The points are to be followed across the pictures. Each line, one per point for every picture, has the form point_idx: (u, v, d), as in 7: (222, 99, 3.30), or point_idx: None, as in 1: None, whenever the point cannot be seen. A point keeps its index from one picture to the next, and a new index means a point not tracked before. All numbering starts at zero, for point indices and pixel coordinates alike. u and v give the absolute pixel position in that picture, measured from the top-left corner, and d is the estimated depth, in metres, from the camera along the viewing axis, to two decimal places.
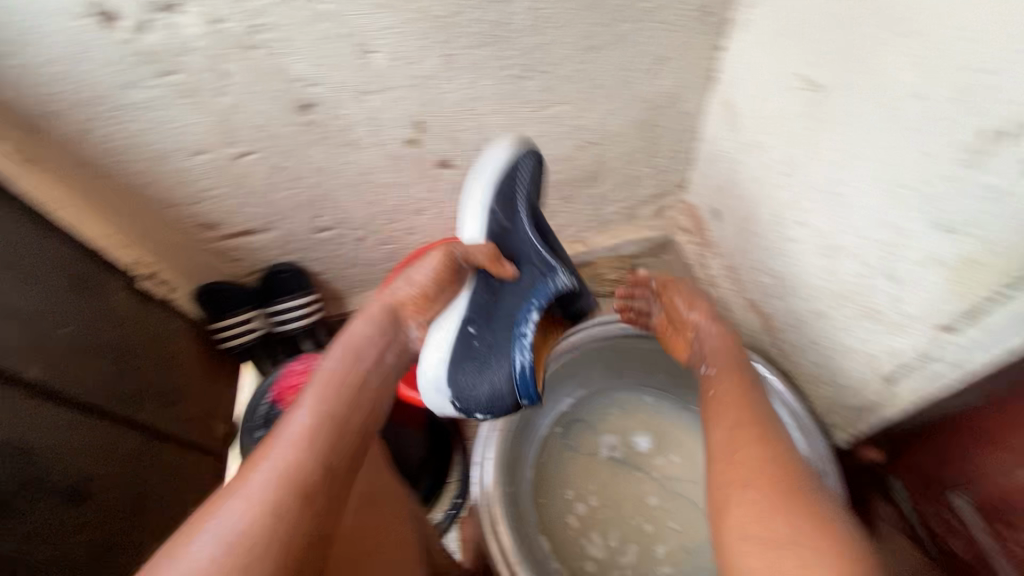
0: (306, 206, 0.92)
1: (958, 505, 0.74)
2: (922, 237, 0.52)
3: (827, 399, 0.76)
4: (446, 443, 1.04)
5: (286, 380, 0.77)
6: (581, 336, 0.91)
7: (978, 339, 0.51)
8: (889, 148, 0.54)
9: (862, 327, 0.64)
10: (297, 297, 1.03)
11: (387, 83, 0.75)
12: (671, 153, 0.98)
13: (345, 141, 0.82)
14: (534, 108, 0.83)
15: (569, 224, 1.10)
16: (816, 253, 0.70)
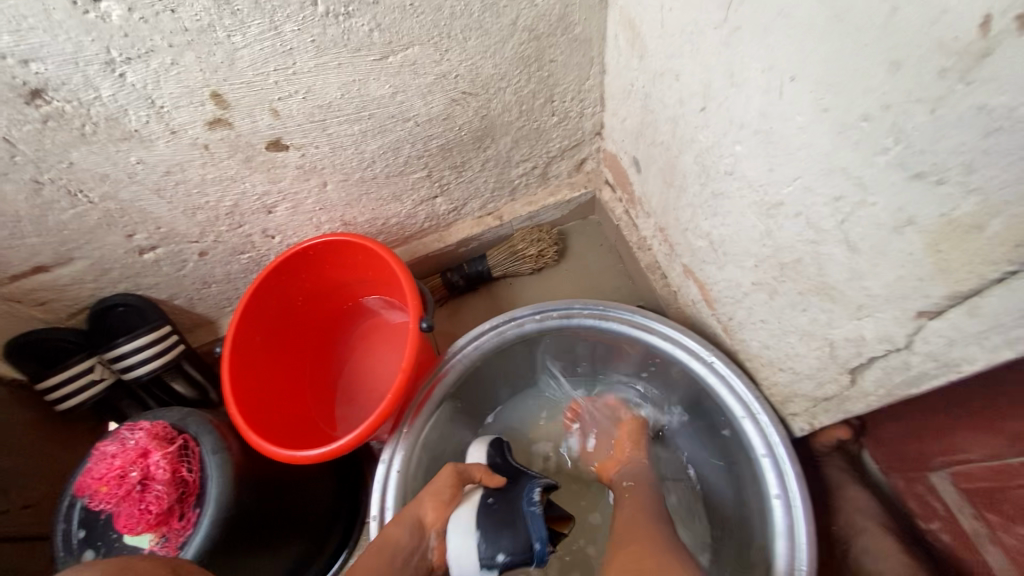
0: (109, 225, 0.70)
1: (940, 485, 0.62)
2: (890, 188, 0.36)
3: (783, 386, 0.62)
4: (356, 478, 0.88)
5: (93, 468, 0.59)
6: (485, 340, 0.76)
7: (962, 329, 0.36)
8: (835, 60, 0.36)
9: (817, 307, 0.49)
10: (142, 335, 0.82)
11: (142, 44, 0.52)
12: (576, 94, 0.79)
13: (122, 135, 0.60)
14: (375, 56, 0.62)
15: (470, 197, 0.90)
16: (753, 212, 0.53)
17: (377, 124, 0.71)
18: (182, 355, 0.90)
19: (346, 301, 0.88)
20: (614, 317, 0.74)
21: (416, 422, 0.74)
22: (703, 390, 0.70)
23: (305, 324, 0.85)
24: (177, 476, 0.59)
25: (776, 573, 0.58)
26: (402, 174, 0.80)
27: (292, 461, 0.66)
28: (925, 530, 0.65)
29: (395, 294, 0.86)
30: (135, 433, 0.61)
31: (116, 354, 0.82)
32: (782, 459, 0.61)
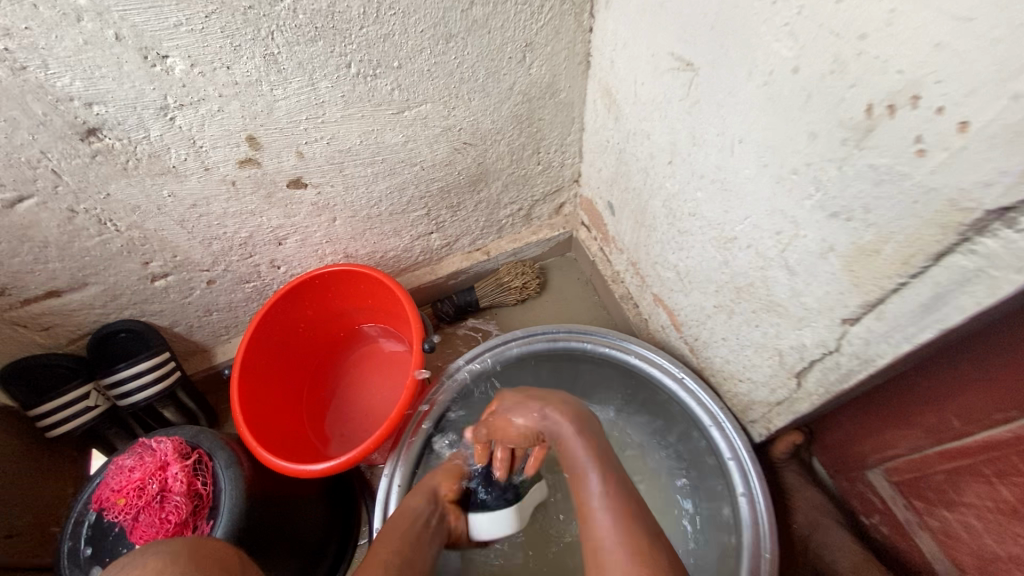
0: (129, 252, 0.74)
1: (874, 480, 0.73)
2: (815, 224, 0.47)
3: (743, 395, 0.72)
4: (350, 501, 0.90)
5: (111, 481, 0.62)
6: (472, 365, 0.83)
7: (873, 331, 0.47)
8: (772, 129, 0.48)
9: (768, 322, 0.59)
10: (143, 360, 0.85)
11: (196, 93, 0.60)
12: (559, 147, 0.91)
13: (159, 170, 0.66)
14: (393, 110, 0.71)
15: (462, 233, 0.99)
16: (713, 245, 0.64)
17: (387, 167, 0.79)
18: (176, 382, 0.91)
19: (345, 329, 0.94)
20: (596, 340, 0.83)
21: (415, 441, 0.80)
22: (675, 404, 0.79)
23: (305, 350, 0.90)
24: (196, 487, 0.62)
25: (745, 563, 0.66)
26: (405, 212, 0.89)
27: (299, 475, 0.70)
28: (867, 523, 0.76)
29: (393, 323, 0.93)
30: (153, 447, 0.63)
31: (114, 379, 0.84)
32: (746, 460, 0.70)
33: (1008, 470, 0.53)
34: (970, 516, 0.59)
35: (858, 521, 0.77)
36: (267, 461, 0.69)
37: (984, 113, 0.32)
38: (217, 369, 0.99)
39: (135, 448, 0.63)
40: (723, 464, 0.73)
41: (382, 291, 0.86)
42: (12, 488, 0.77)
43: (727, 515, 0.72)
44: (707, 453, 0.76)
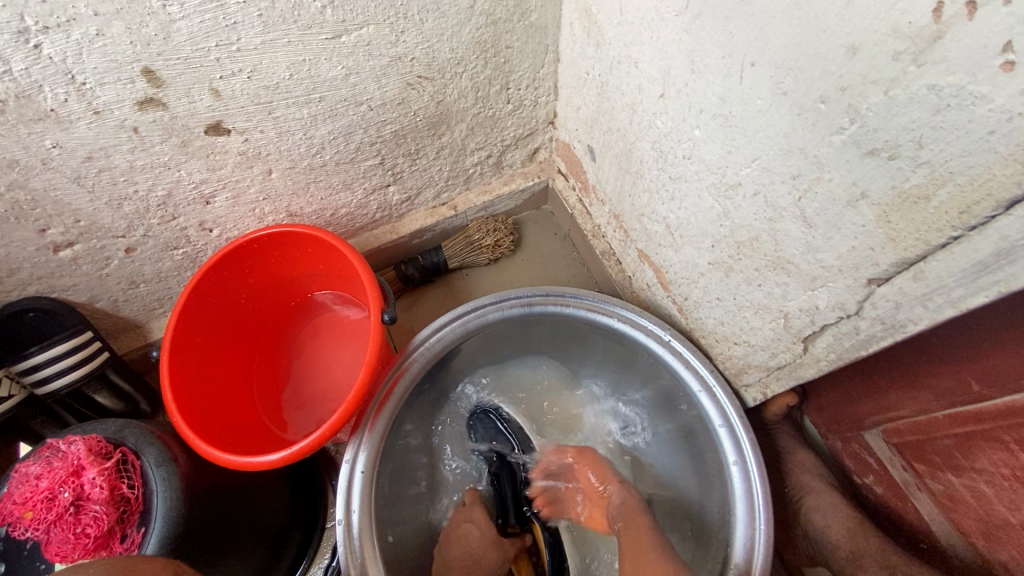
0: (17, 218, 0.62)
1: (872, 442, 0.69)
2: (845, 164, 0.38)
3: (737, 360, 0.65)
4: (313, 484, 0.83)
5: (14, 491, 0.52)
6: (437, 335, 0.74)
7: (907, 293, 0.39)
8: (796, 47, 0.38)
9: (772, 282, 0.52)
10: (59, 343, 0.74)
11: (63, 11, 0.47)
12: (530, 82, 0.79)
13: (34, 114, 0.53)
14: (327, 34, 0.58)
15: (424, 186, 0.88)
16: (711, 194, 0.55)
17: (327, 108, 0.67)
18: (104, 365, 0.81)
19: (295, 299, 0.84)
20: (573, 302, 0.75)
21: (378, 422, 0.71)
22: (660, 368, 0.73)
23: (248, 322, 0.79)
24: (122, 491, 0.54)
25: (740, 537, 0.62)
26: (354, 162, 0.77)
27: (245, 467, 0.62)
28: (860, 484, 0.73)
29: (349, 288, 0.82)
30: (63, 449, 0.54)
31: (27, 366, 0.74)
32: (738, 427, 0.65)
33: None
34: (980, 481, 0.55)
35: (851, 482, 0.74)
36: (206, 453, 0.61)
37: None
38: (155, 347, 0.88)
39: (42, 450, 0.54)
40: (712, 431, 0.67)
41: (330, 253, 0.75)
42: None
43: (718, 485, 0.68)
44: (693, 417, 0.71)
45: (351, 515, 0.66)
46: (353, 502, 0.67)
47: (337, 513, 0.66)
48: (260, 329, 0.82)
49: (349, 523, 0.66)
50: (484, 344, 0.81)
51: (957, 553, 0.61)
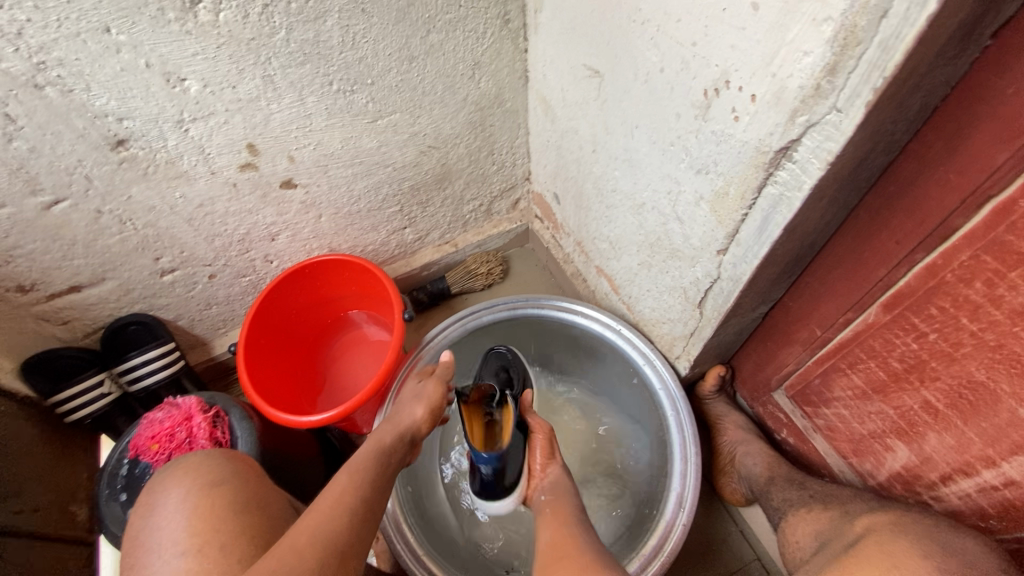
0: (143, 249, 0.87)
1: (779, 400, 0.89)
2: (690, 180, 0.64)
3: (667, 336, 0.88)
4: (345, 465, 1.01)
5: (144, 432, 0.73)
6: (443, 335, 0.97)
7: (737, 255, 0.63)
8: (654, 115, 0.65)
9: (674, 267, 0.76)
10: (151, 349, 0.96)
11: (207, 109, 0.74)
12: (509, 148, 1.08)
13: (174, 174, 0.79)
14: (368, 119, 0.87)
15: (431, 228, 1.14)
16: (631, 212, 0.81)
17: (364, 169, 0.94)
18: (179, 371, 1.01)
19: (332, 316, 1.07)
20: (548, 306, 0.98)
21: (398, 400, 0.92)
22: (616, 352, 0.95)
23: (296, 333, 1.02)
24: (218, 434, 0.74)
25: (676, 468, 0.81)
26: (381, 209, 1.03)
27: (301, 426, 0.82)
28: (779, 439, 0.92)
29: (374, 306, 1.06)
30: (177, 403, 0.75)
31: (127, 367, 0.95)
32: (673, 388, 0.86)
33: (856, 361, 0.70)
34: (841, 407, 0.76)
35: (773, 438, 0.93)
36: (274, 414, 0.81)
37: (761, 86, 0.49)
38: (216, 360, 1.10)
39: (162, 405, 0.75)
40: (655, 394, 0.88)
41: (363, 276, 0.99)
42: (33, 470, 0.86)
43: (662, 436, 0.88)
44: (643, 389, 0.92)
45: None
46: None
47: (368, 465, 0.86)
48: (303, 340, 1.04)
49: None
50: (480, 346, 1.03)
51: (844, 473, 0.80)
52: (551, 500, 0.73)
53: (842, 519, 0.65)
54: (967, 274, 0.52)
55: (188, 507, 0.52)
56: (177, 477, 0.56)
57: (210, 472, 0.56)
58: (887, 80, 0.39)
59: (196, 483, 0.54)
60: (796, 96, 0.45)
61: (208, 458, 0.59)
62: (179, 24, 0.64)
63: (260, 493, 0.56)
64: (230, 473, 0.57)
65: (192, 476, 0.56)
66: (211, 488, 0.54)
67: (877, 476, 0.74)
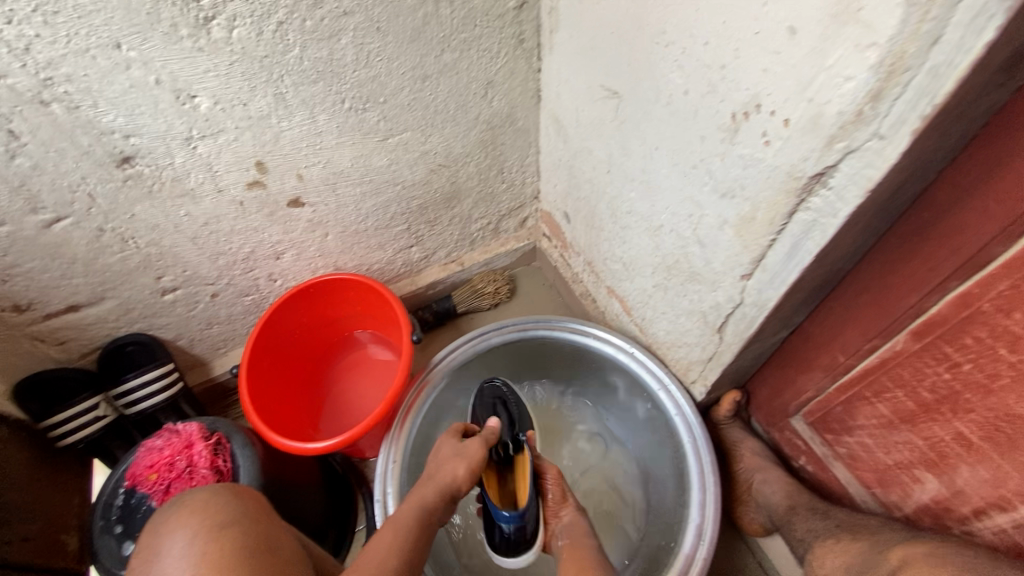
0: (145, 267, 0.84)
1: (797, 426, 0.87)
2: (714, 204, 0.63)
3: (683, 360, 0.86)
4: (348, 492, 0.98)
5: (142, 460, 0.70)
6: (451, 357, 0.94)
7: (762, 280, 0.62)
8: (676, 138, 0.64)
9: (692, 291, 0.74)
10: (150, 370, 0.93)
11: (217, 126, 0.72)
12: (520, 167, 1.06)
13: (179, 192, 0.77)
14: (379, 137, 0.85)
15: (438, 246, 1.12)
16: (647, 234, 0.79)
17: (373, 187, 0.93)
18: (177, 393, 0.98)
19: (335, 336, 1.04)
20: (558, 328, 0.96)
21: (406, 424, 0.90)
22: (628, 376, 0.93)
23: (298, 354, 0.99)
24: (219, 462, 0.71)
25: (695, 498, 0.78)
26: (388, 227, 1.01)
27: (305, 453, 0.79)
28: (797, 466, 0.90)
29: (380, 326, 1.04)
30: (178, 429, 0.72)
31: (123, 389, 0.91)
32: (689, 414, 0.84)
33: (881, 389, 0.68)
34: (866, 436, 0.74)
35: (790, 465, 0.91)
36: (279, 441, 0.78)
37: (796, 111, 0.47)
38: (215, 381, 1.06)
39: (161, 430, 0.72)
40: (671, 420, 0.86)
41: (368, 296, 0.97)
42: (22, 498, 0.82)
43: (678, 464, 0.85)
44: (656, 413, 0.90)
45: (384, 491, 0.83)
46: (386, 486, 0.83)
47: (376, 494, 0.83)
48: (306, 361, 1.01)
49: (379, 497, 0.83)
50: (487, 367, 1.01)
51: (867, 503, 0.77)
52: (569, 547, 0.71)
53: (874, 551, 0.63)
54: (1006, 304, 0.50)
55: (194, 556, 0.48)
56: (182, 515, 0.52)
57: (220, 511, 0.53)
58: (935, 108, 0.38)
59: (203, 525, 0.50)
60: (835, 121, 0.44)
61: (217, 493, 0.55)
62: (192, 41, 0.62)
63: (269, 532, 0.53)
64: (239, 512, 0.53)
65: (200, 514, 0.52)
66: (222, 531, 0.50)
67: (904, 508, 0.72)
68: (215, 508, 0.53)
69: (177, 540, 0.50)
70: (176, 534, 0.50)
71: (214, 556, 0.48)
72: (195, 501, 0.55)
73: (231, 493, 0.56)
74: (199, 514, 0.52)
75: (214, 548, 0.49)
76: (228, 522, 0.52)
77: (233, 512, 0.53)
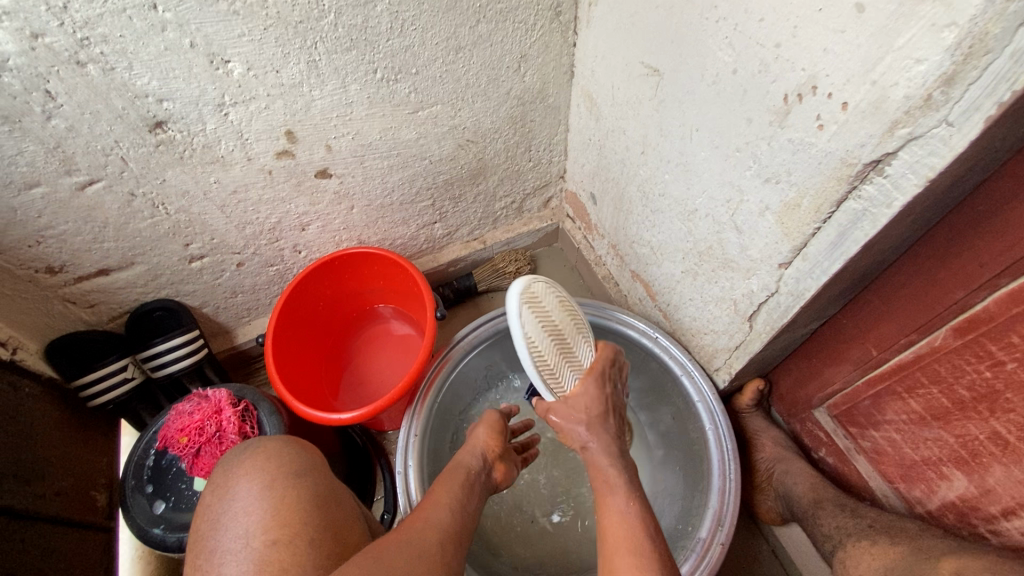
0: (173, 234, 0.84)
1: (820, 417, 0.86)
2: (755, 189, 0.61)
3: (709, 347, 0.85)
4: (366, 464, 0.99)
5: (173, 423, 0.71)
6: (474, 334, 0.94)
7: (802, 270, 0.60)
8: (720, 118, 0.62)
9: (724, 277, 0.73)
10: (176, 336, 0.94)
11: (249, 93, 0.71)
12: (547, 145, 1.04)
13: (210, 159, 0.77)
14: (409, 110, 0.84)
15: (461, 224, 1.11)
16: (679, 218, 0.78)
17: (400, 161, 0.92)
18: (202, 359, 0.99)
19: (357, 309, 1.05)
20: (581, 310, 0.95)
21: (428, 398, 0.90)
22: (650, 360, 0.92)
23: (321, 325, 1.00)
24: (248, 428, 0.72)
25: (715, 484, 0.78)
26: (413, 202, 1.01)
27: (329, 423, 0.80)
28: (817, 457, 0.89)
29: (402, 302, 1.04)
30: (208, 395, 0.73)
31: (151, 353, 0.93)
32: (712, 401, 0.83)
33: (915, 384, 0.67)
34: (893, 431, 0.73)
35: (809, 456, 0.90)
36: (304, 411, 0.79)
37: (857, 95, 0.46)
38: (238, 349, 1.08)
39: (190, 395, 0.72)
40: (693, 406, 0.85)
41: (393, 270, 0.97)
42: (55, 454, 0.84)
43: (698, 449, 0.85)
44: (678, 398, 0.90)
45: (407, 462, 0.84)
46: (407, 458, 0.84)
47: (398, 467, 0.84)
48: (328, 332, 1.02)
49: (402, 468, 0.84)
50: (507, 345, 1.01)
51: (889, 498, 0.77)
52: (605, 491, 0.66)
53: (916, 557, 0.63)
54: None
55: (270, 499, 0.48)
56: (253, 460, 0.52)
57: (290, 461, 0.53)
58: (1015, 93, 0.36)
59: (276, 472, 0.51)
60: (900, 106, 0.42)
61: (284, 444, 0.55)
62: (228, 3, 0.61)
63: (334, 488, 0.54)
64: (306, 465, 0.53)
65: (270, 462, 0.52)
66: (294, 479, 0.51)
67: (928, 504, 0.71)
68: (286, 455, 0.53)
69: (249, 482, 0.50)
70: (247, 478, 0.51)
71: (288, 501, 0.48)
72: (261, 446, 0.55)
73: (296, 445, 0.57)
74: (268, 461, 0.52)
75: (288, 496, 0.49)
76: (297, 472, 0.52)
77: (302, 463, 0.54)
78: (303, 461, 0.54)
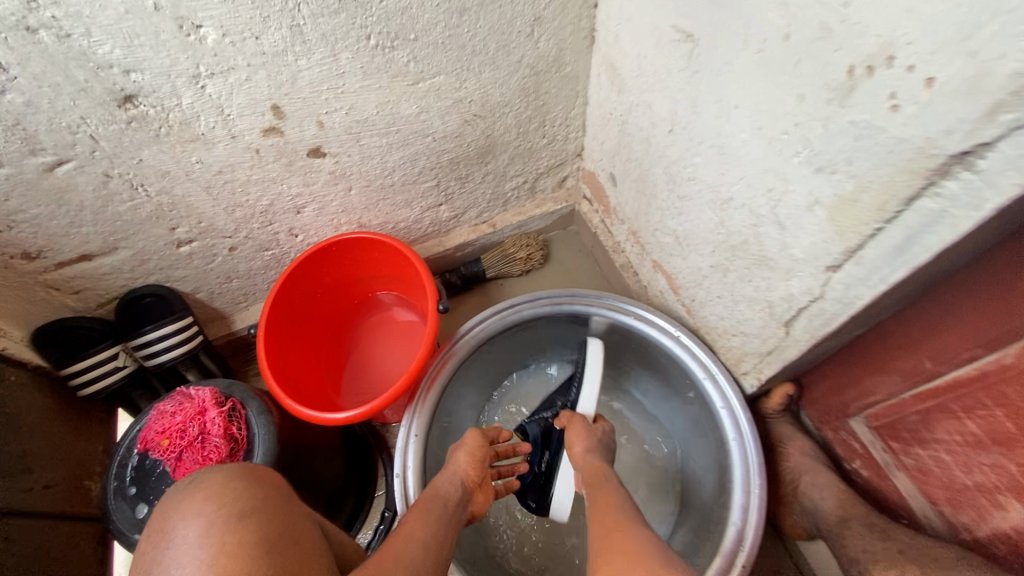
0: (157, 218, 0.78)
1: (856, 428, 0.78)
2: (803, 179, 0.52)
3: (736, 350, 0.77)
4: (366, 459, 0.95)
5: (154, 424, 0.66)
6: (480, 328, 0.88)
7: (854, 275, 0.52)
8: (765, 94, 0.52)
9: (759, 276, 0.65)
10: (168, 323, 0.89)
11: (226, 63, 0.64)
12: (563, 120, 0.95)
13: (189, 137, 0.70)
14: (409, 81, 0.75)
15: (469, 206, 1.04)
16: (710, 208, 0.69)
17: (401, 138, 0.83)
18: (196, 347, 0.95)
19: (358, 297, 0.99)
20: (596, 304, 0.88)
21: (428, 396, 0.84)
22: (670, 361, 0.85)
23: (319, 314, 0.94)
24: (233, 430, 0.67)
25: (737, 500, 0.71)
26: (416, 183, 0.93)
27: (323, 423, 0.75)
28: (849, 469, 0.82)
29: (405, 290, 0.98)
30: (192, 394, 0.68)
31: (141, 341, 0.88)
32: (737, 409, 0.76)
33: (974, 404, 0.59)
34: (941, 451, 0.65)
35: (841, 467, 0.83)
36: (296, 411, 0.74)
37: (948, 68, 0.36)
38: (236, 336, 1.04)
39: (174, 394, 0.68)
40: (715, 413, 0.78)
41: (393, 258, 0.90)
42: (45, 445, 0.82)
43: (720, 459, 0.78)
44: (699, 403, 0.82)
45: (402, 464, 0.79)
46: (404, 460, 0.79)
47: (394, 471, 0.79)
48: (327, 321, 0.97)
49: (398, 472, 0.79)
50: (517, 339, 0.94)
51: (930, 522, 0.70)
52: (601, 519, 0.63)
53: None
54: None
55: (212, 546, 0.39)
56: (195, 493, 0.43)
57: (241, 493, 0.44)
58: None
59: (224, 509, 0.42)
60: (1007, 83, 0.33)
61: (237, 471, 0.47)
62: None
63: (296, 524, 0.45)
64: (262, 498, 0.45)
65: (217, 496, 0.43)
66: (245, 518, 0.42)
67: (976, 532, 0.64)
68: (237, 485, 0.45)
69: (188, 524, 0.41)
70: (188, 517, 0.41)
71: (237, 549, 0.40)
72: (206, 476, 0.46)
73: (251, 470, 0.48)
74: (214, 493, 0.44)
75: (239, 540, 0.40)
76: (250, 506, 0.43)
77: (258, 495, 0.45)
78: (260, 491, 0.46)
